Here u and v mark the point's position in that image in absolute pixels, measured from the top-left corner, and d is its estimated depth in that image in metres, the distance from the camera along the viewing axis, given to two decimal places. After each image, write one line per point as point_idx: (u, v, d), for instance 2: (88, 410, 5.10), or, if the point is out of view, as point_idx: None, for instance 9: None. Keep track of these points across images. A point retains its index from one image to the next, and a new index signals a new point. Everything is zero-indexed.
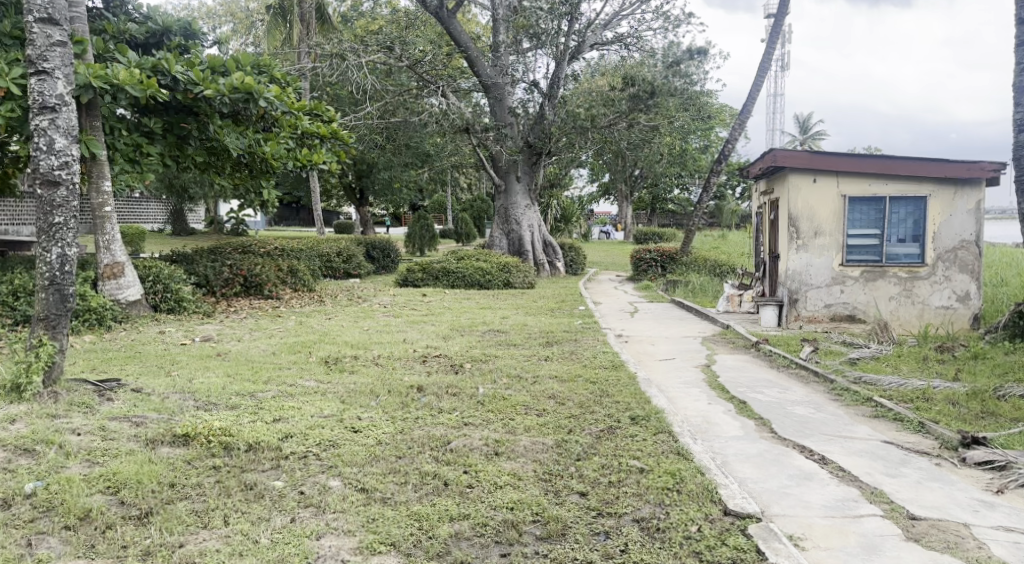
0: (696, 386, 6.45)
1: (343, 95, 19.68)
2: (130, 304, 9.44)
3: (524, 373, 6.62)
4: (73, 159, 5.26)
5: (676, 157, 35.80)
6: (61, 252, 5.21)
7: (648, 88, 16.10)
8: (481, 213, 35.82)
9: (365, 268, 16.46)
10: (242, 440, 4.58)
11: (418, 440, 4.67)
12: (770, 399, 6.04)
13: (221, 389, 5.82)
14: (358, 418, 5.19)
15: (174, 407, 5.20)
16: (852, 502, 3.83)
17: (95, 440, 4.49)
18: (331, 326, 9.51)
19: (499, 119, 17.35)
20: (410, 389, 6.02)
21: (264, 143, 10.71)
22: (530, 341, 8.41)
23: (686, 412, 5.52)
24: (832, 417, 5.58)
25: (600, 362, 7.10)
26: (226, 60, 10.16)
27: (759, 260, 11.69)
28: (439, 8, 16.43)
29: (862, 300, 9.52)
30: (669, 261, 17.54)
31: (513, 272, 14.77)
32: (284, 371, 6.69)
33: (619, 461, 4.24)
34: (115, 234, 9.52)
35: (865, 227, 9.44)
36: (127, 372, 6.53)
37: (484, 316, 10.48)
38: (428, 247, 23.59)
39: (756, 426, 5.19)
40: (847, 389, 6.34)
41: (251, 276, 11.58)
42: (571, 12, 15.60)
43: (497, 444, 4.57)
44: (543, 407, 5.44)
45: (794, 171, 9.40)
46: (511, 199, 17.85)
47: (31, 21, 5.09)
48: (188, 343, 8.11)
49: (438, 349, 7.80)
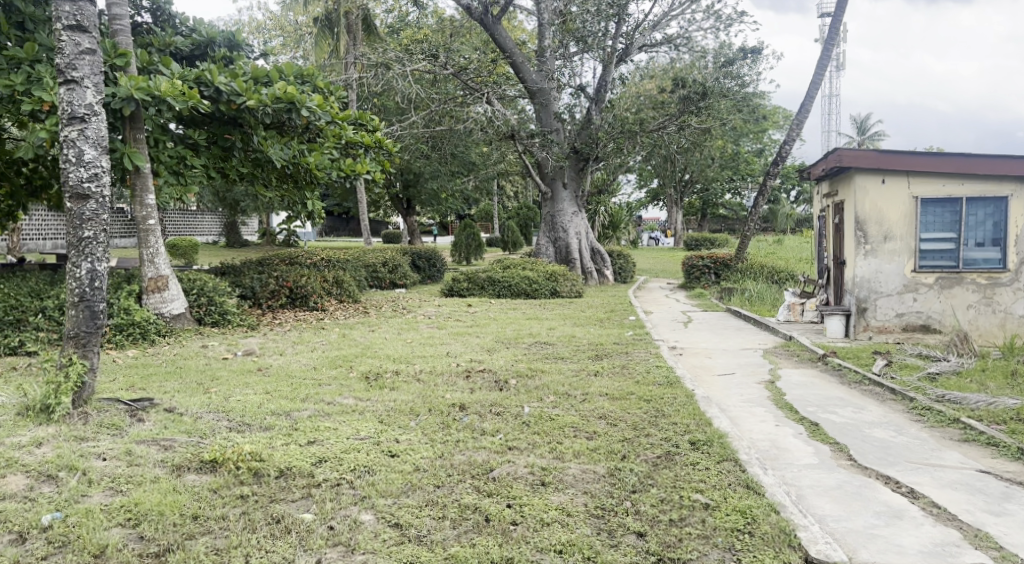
0: (761, 405, 5.97)
1: (390, 104, 19.55)
2: (174, 318, 9.32)
3: (573, 390, 6.22)
4: (103, 170, 5.07)
5: (728, 160, 34.93)
6: (91, 266, 5.00)
7: (699, 88, 15.65)
8: (529, 221, 35.52)
9: (412, 278, 16.24)
10: (273, 466, 4.30)
11: (459, 467, 4.33)
12: (844, 420, 5.55)
13: (257, 408, 5.56)
14: (396, 440, 4.88)
15: (206, 429, 4.95)
16: (953, 548, 3.40)
17: (120, 466, 4.26)
18: (374, 338, 9.27)
19: (545, 125, 16.85)
20: (452, 407, 5.68)
21: (309, 154, 10.51)
22: (579, 354, 8.00)
23: (751, 436, 5.06)
24: (917, 441, 5.09)
25: (655, 378, 6.66)
26: (269, 70, 10.11)
27: (823, 266, 11.09)
28: (483, 15, 16.07)
29: (936, 309, 8.88)
30: (723, 268, 16.91)
31: (560, 281, 14.38)
32: (323, 387, 6.43)
33: (681, 495, 3.83)
34: (160, 248, 9.41)
35: (939, 230, 8.81)
36: (164, 390, 6.33)
37: (531, 327, 10.13)
38: (474, 256, 23.33)
39: (832, 453, 4.72)
40: (929, 408, 5.82)
41: (297, 287, 11.38)
42: (618, 13, 15.28)
43: (544, 472, 4.20)
44: (593, 429, 5.04)
45: (860, 171, 8.83)
46: (558, 206, 17.46)
47: (60, 29, 4.92)
48: (229, 358, 7.93)
49: (483, 363, 7.46)
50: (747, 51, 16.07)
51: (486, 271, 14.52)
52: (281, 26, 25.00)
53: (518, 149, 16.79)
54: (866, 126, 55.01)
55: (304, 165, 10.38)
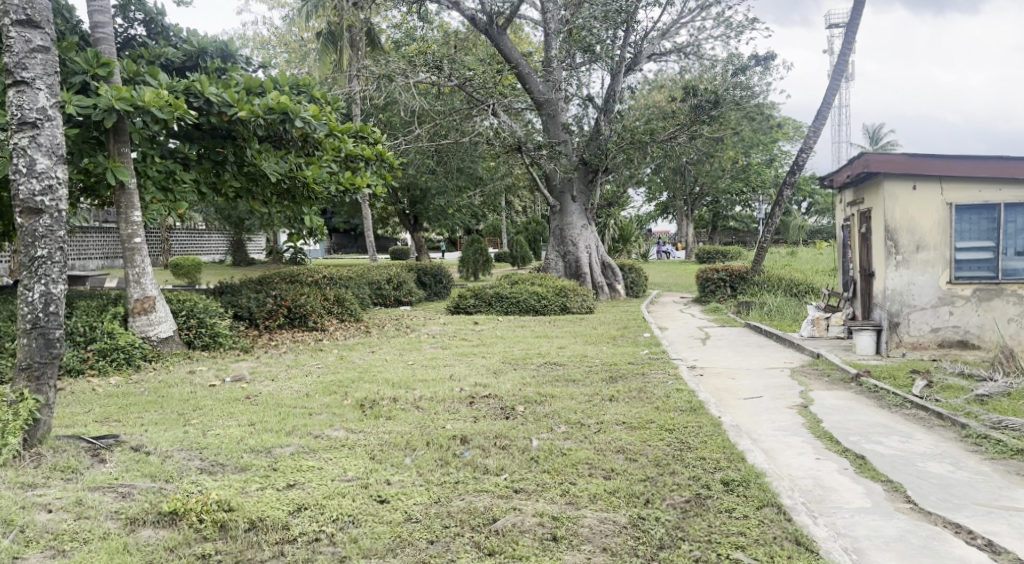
0: (797, 434, 5.35)
1: (395, 118, 19.05)
2: (162, 342, 8.72)
3: (587, 419, 5.62)
4: (59, 182, 4.55)
5: (739, 173, 34.41)
6: (44, 289, 4.47)
7: (711, 97, 14.96)
8: (539, 235, 34.96)
9: (417, 295, 15.66)
10: (243, 517, 3.74)
11: (456, 516, 3.76)
12: (893, 452, 4.93)
13: (234, 445, 4.98)
14: (387, 482, 4.29)
15: (173, 471, 4.39)
16: None
17: (66, 520, 3.71)
18: (373, 360, 8.72)
19: (552, 136, 16.37)
20: (452, 441, 5.10)
21: (306, 168, 9.88)
22: (593, 376, 7.39)
23: (791, 473, 4.44)
24: (981, 476, 4.48)
25: (677, 403, 6.04)
26: (263, 81, 9.59)
27: (849, 277, 10.43)
28: (488, 25, 15.63)
29: (975, 323, 8.24)
30: (738, 282, 16.25)
31: (570, 296, 13.80)
32: (314, 418, 5.86)
33: (718, 554, 3.34)
34: (146, 267, 8.81)
35: (976, 239, 8.20)
36: (140, 422, 5.75)
37: (540, 346, 9.53)
38: (483, 272, 22.78)
39: (887, 493, 4.11)
40: (986, 436, 5.19)
41: (295, 306, 10.80)
42: (627, 20, 14.62)
43: (556, 524, 3.63)
44: (611, 467, 4.44)
45: (889, 178, 8.26)
46: (567, 219, 16.85)
47: (7, 24, 4.41)
48: (216, 385, 7.36)
49: (489, 388, 6.85)
50: (759, 58, 15.56)
51: (493, 286, 13.93)
52: (285, 42, 24.53)
53: (525, 160, 15.98)
54: (879, 136, 54.29)
55: (301, 179, 9.76)
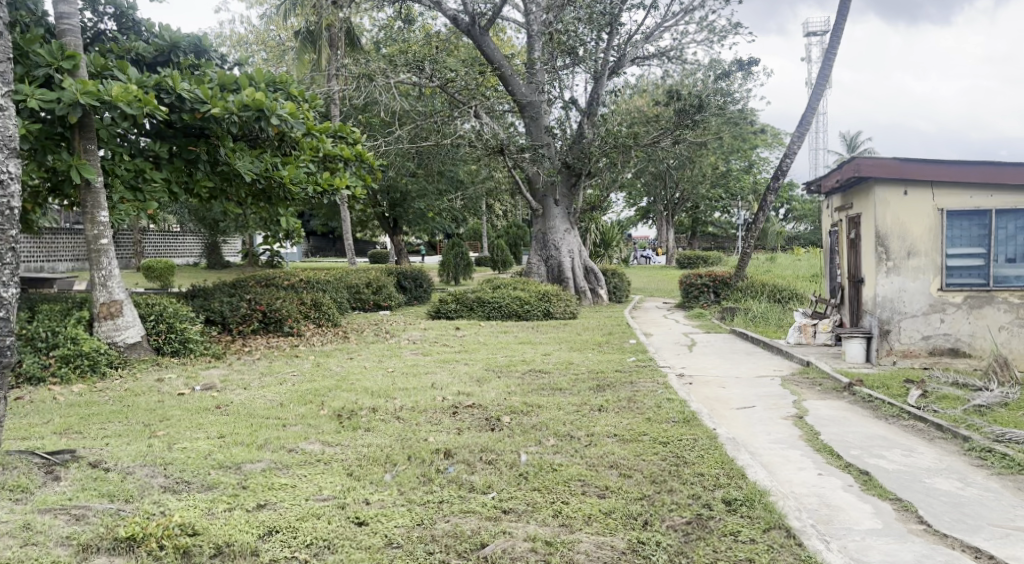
0: (796, 447, 5.12)
1: (374, 119, 18.68)
2: (128, 348, 8.30)
3: (577, 430, 5.36)
4: (10, 176, 4.19)
5: (719, 179, 34.35)
6: None
7: (694, 101, 14.60)
8: (519, 239, 34.66)
9: (397, 299, 15.29)
10: (209, 542, 3.45)
11: (441, 541, 3.48)
12: (898, 466, 4.72)
13: (201, 460, 4.65)
14: (365, 502, 3.98)
15: (133, 490, 4.06)
16: None
17: (11, 547, 3.38)
18: (352, 367, 8.40)
19: (535, 139, 16.10)
20: (435, 455, 4.81)
21: (282, 167, 9.51)
22: (579, 384, 7.13)
23: (794, 491, 4.21)
24: (991, 493, 4.27)
25: (669, 414, 5.79)
26: (238, 77, 9.21)
27: (837, 283, 10.26)
28: (470, 26, 15.28)
29: (966, 331, 8.08)
30: (722, 287, 16.07)
31: (553, 301, 13.52)
32: (287, 430, 5.53)
33: None
34: (113, 269, 8.41)
35: (968, 245, 8.05)
36: (102, 435, 5.41)
37: (524, 353, 9.23)
38: (463, 276, 22.45)
39: (898, 513, 3.89)
40: (989, 450, 5.00)
41: (270, 311, 10.44)
42: (611, 23, 14.46)
43: (550, 549, 3.38)
44: (605, 484, 4.17)
45: (880, 182, 8.09)
46: (549, 223, 16.61)
47: None
48: (186, 393, 6.99)
49: (472, 397, 6.56)
50: (742, 64, 15.43)
51: (475, 291, 13.63)
52: (263, 41, 24.02)
53: (507, 163, 15.71)
54: (856, 143, 54.68)
55: (276, 179, 9.36)
